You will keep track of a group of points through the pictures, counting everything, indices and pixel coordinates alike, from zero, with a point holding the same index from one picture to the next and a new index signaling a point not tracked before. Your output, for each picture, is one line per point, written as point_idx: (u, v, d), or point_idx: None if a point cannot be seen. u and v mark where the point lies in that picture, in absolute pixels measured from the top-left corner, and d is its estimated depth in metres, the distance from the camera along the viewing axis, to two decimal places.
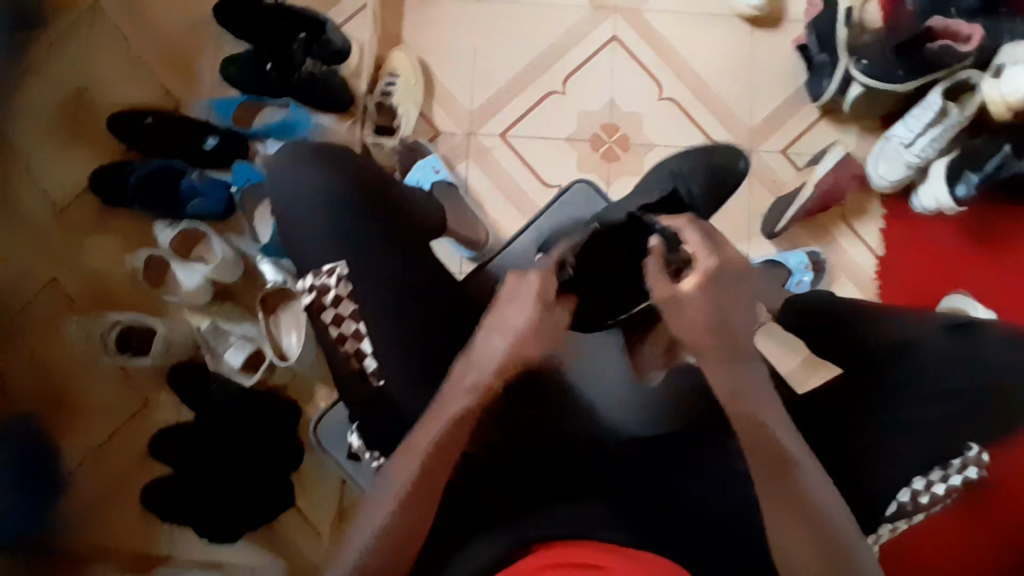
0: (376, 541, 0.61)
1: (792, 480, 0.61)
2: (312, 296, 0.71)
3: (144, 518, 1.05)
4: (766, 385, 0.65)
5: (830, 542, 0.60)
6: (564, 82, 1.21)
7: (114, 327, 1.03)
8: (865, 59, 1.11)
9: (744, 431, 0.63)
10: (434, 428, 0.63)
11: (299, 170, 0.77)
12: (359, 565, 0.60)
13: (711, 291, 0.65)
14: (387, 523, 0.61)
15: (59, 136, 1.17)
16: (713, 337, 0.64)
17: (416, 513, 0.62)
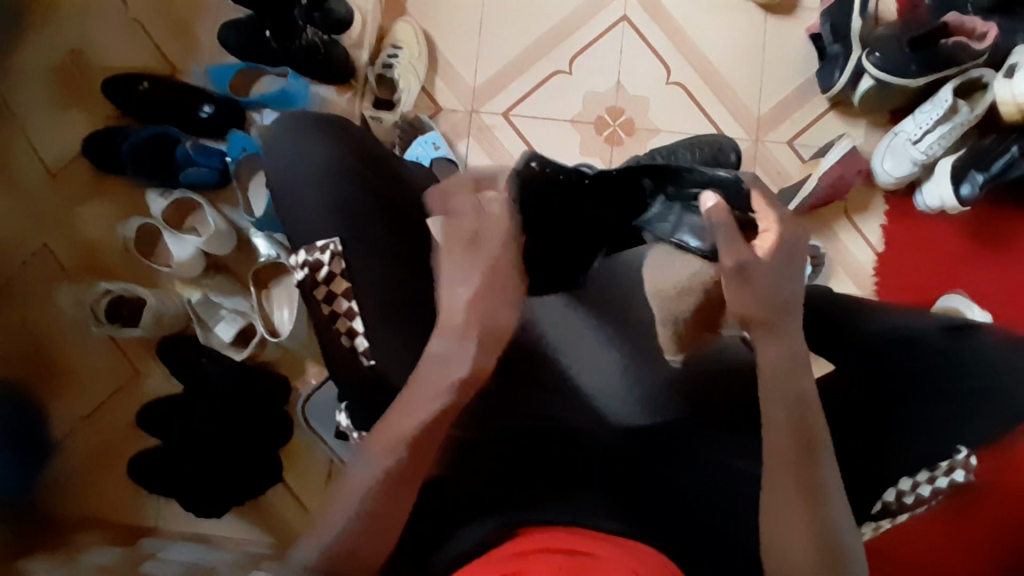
0: (353, 525, 0.57)
1: (811, 467, 0.54)
2: (304, 273, 0.68)
3: (133, 486, 1.06)
4: (802, 361, 0.58)
5: (829, 537, 0.53)
6: (570, 62, 1.19)
7: (104, 296, 1.03)
8: (878, 52, 1.08)
9: (769, 413, 0.57)
10: (414, 412, 0.60)
11: (297, 141, 0.73)
12: (335, 543, 0.57)
13: (765, 265, 0.58)
14: (363, 509, 0.57)
15: (53, 99, 1.14)
16: (753, 314, 0.58)
17: (397, 496, 0.58)
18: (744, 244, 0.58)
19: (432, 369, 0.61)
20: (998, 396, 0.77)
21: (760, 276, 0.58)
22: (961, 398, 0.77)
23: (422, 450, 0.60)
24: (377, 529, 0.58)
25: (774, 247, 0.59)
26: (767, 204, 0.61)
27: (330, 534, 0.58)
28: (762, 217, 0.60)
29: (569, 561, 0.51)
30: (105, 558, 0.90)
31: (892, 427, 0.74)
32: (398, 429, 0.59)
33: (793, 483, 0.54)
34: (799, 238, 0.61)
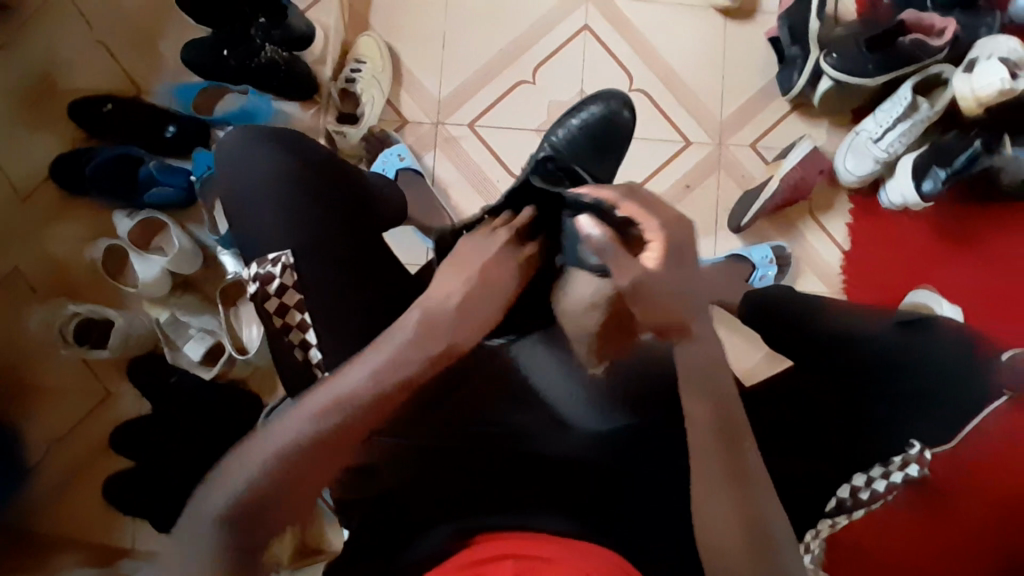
0: (256, 484, 0.46)
1: (743, 451, 0.54)
2: (257, 286, 0.68)
3: (105, 509, 1.05)
4: (723, 358, 0.58)
5: (756, 525, 0.50)
6: (534, 72, 1.20)
7: (72, 318, 1.03)
8: (835, 53, 1.09)
9: (698, 395, 0.56)
10: (365, 370, 0.49)
11: (249, 153, 0.74)
12: (228, 505, 0.45)
13: (660, 275, 0.58)
14: (276, 468, 0.46)
15: (19, 123, 1.15)
16: (664, 324, 0.57)
17: (322, 463, 0.47)
18: (636, 261, 0.58)
19: (399, 337, 0.52)
20: (952, 388, 0.78)
21: (658, 291, 0.57)
22: (916, 396, 0.77)
23: (363, 422, 0.49)
24: (284, 498, 0.46)
25: (664, 254, 0.58)
26: (643, 210, 0.61)
27: (224, 496, 0.46)
28: (646, 228, 0.60)
29: (519, 568, 0.51)
30: None
31: (846, 424, 0.76)
32: (341, 388, 0.48)
33: (716, 470, 0.52)
34: (687, 234, 0.61)
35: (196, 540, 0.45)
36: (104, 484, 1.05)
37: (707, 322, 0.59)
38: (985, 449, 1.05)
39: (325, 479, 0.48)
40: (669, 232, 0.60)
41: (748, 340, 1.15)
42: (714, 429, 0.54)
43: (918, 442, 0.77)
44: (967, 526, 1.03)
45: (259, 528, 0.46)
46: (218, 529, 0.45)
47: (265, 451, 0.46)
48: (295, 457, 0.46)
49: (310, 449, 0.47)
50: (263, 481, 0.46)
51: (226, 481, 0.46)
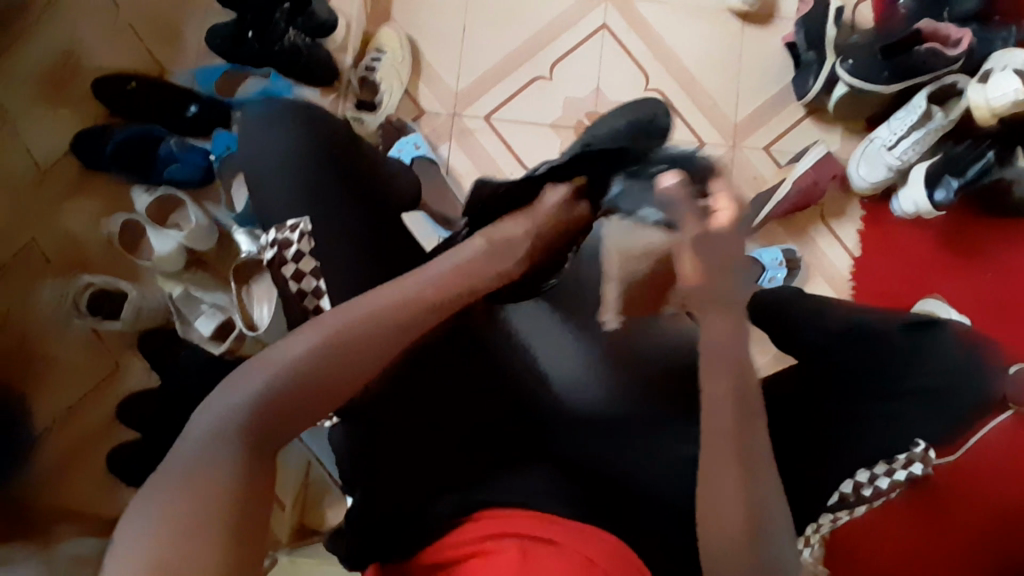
0: (310, 356, 0.49)
1: (757, 430, 0.54)
2: (274, 251, 0.70)
3: (108, 482, 1.06)
4: (745, 339, 0.59)
5: (760, 520, 0.50)
6: (551, 68, 1.21)
7: (85, 289, 1.05)
8: (851, 59, 1.11)
9: (717, 371, 0.56)
10: (377, 301, 0.53)
11: (270, 128, 0.76)
12: (284, 371, 0.48)
13: (715, 236, 0.66)
14: (332, 342, 0.50)
15: (44, 99, 1.17)
16: (702, 293, 0.62)
17: (332, 376, 0.49)
18: (704, 221, 0.67)
19: (418, 276, 0.57)
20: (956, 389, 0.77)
21: (713, 246, 0.65)
22: (919, 396, 0.76)
23: (375, 343, 0.52)
24: (291, 406, 0.47)
25: (728, 220, 0.67)
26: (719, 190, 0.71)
27: (232, 404, 0.46)
28: (717, 201, 0.70)
29: (519, 546, 0.53)
30: (81, 550, 0.90)
31: (851, 423, 0.75)
32: (380, 303, 0.53)
33: (731, 463, 0.52)
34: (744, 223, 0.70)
35: (207, 428, 0.44)
36: (108, 456, 1.06)
37: (732, 318, 0.60)
38: (991, 456, 1.04)
39: (334, 394, 0.50)
40: (727, 230, 0.67)
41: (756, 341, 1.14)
42: (734, 405, 0.54)
43: (923, 440, 0.76)
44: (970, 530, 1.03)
45: (302, 398, 0.48)
46: (225, 428, 0.44)
47: (278, 362, 0.48)
48: (310, 367, 0.48)
49: (324, 362, 0.49)
50: (284, 376, 0.47)
51: (234, 390, 0.47)
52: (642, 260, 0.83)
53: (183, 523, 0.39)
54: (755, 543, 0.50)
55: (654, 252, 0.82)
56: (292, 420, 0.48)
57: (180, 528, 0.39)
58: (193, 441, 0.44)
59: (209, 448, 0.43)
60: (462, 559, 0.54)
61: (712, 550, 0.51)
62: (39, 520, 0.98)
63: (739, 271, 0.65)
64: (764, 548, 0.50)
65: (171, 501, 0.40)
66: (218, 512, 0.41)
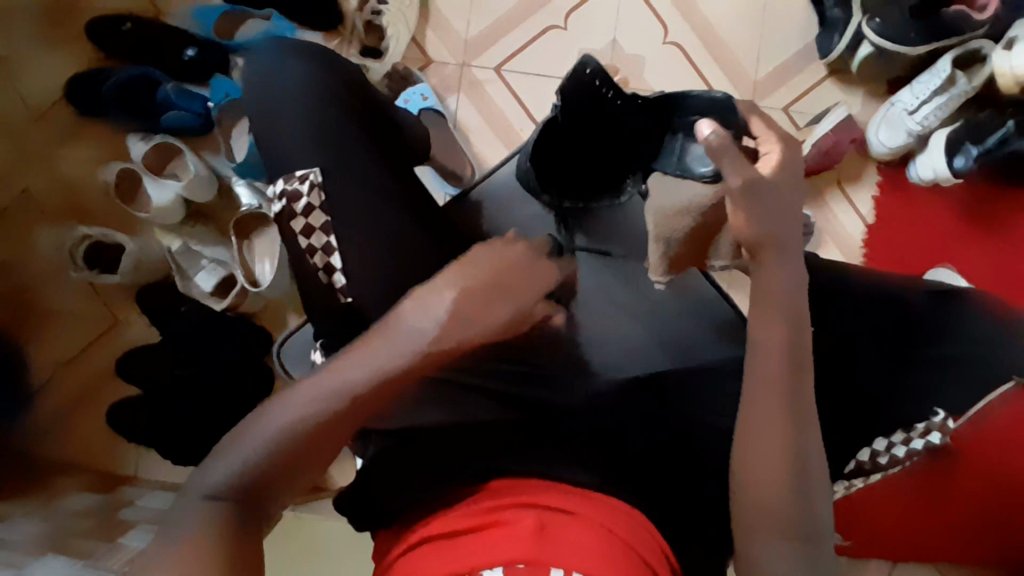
0: (299, 428, 0.50)
1: (804, 381, 0.55)
2: (283, 204, 0.66)
3: (111, 437, 1.05)
4: (803, 286, 0.58)
5: (798, 475, 0.52)
6: (566, 17, 1.16)
7: (83, 241, 1.01)
8: (879, 18, 1.05)
9: (770, 323, 0.56)
10: (359, 373, 0.51)
11: (279, 71, 0.71)
12: (274, 446, 0.49)
13: (770, 183, 0.57)
14: (320, 412, 0.50)
15: (33, 38, 1.11)
16: (760, 237, 0.56)
17: (317, 441, 0.50)
18: (749, 165, 0.57)
19: (400, 335, 0.53)
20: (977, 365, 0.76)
21: (766, 197, 0.57)
22: (941, 363, 0.77)
23: (360, 412, 0.51)
24: (279, 471, 0.49)
25: (778, 167, 0.58)
26: (766, 126, 0.62)
27: (228, 470, 0.49)
28: (763, 142, 0.61)
29: (538, 518, 0.53)
30: (82, 505, 0.89)
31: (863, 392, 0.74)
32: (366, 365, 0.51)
33: (771, 417, 0.53)
34: (799, 165, 0.60)
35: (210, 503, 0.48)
36: (109, 411, 1.04)
37: (792, 261, 0.58)
38: (992, 432, 1.00)
39: (335, 443, 0.51)
40: (784, 161, 0.59)
41: None
42: (787, 359, 0.55)
43: (942, 409, 0.79)
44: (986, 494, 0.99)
45: (301, 458, 0.50)
46: (218, 496, 0.48)
47: (259, 437, 0.49)
48: (295, 440, 0.50)
49: (311, 431, 0.50)
50: (278, 447, 0.49)
51: (232, 452, 0.49)
52: (679, 219, 0.65)
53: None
54: (798, 504, 0.51)
55: (696, 208, 0.64)
56: (293, 476, 0.50)
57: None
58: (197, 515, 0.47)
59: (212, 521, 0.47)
60: (479, 527, 0.53)
61: (753, 515, 0.52)
62: (41, 475, 0.97)
63: (796, 211, 0.58)
64: (803, 511, 0.51)
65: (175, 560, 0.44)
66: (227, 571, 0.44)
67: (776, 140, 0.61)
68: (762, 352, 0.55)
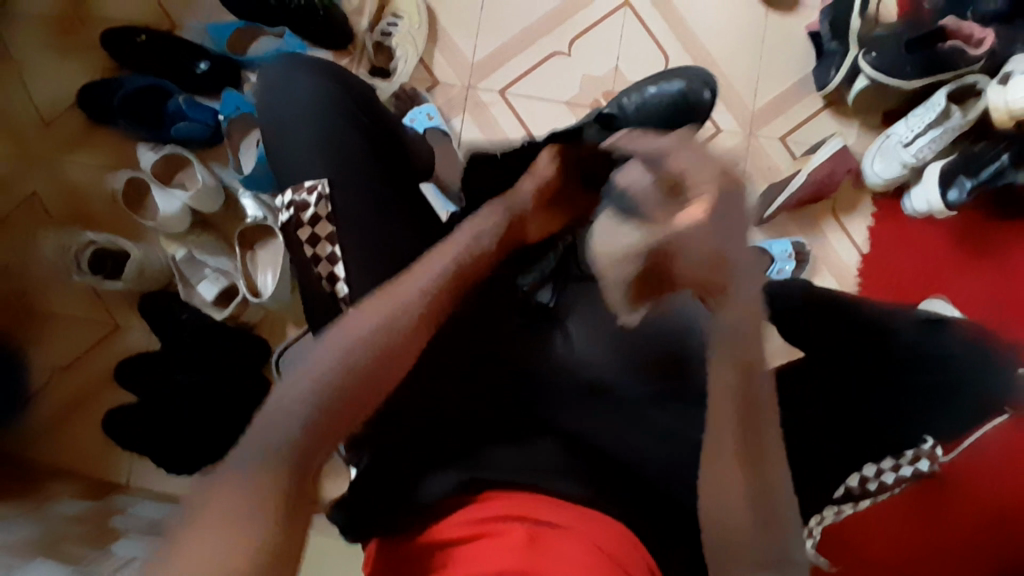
0: (361, 351, 0.51)
1: (759, 424, 0.54)
2: (291, 213, 0.69)
3: (104, 442, 1.05)
4: (756, 329, 0.56)
5: (760, 501, 0.52)
6: (570, 44, 1.19)
7: (87, 246, 1.03)
8: (875, 52, 1.09)
9: (720, 367, 0.55)
10: (430, 273, 0.58)
11: (296, 86, 0.73)
12: (337, 372, 0.50)
13: (700, 234, 0.58)
14: (381, 332, 0.53)
15: (50, 49, 1.13)
16: (711, 286, 0.58)
17: (406, 340, 0.54)
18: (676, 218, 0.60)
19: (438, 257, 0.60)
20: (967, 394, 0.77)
21: (689, 249, 0.59)
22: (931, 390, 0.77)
23: (411, 335, 0.54)
24: (367, 383, 0.51)
25: (709, 211, 0.58)
26: (694, 169, 0.60)
27: (284, 418, 0.47)
28: (693, 186, 0.59)
29: (528, 531, 0.54)
30: (74, 509, 0.89)
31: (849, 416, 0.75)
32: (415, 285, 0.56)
33: (727, 454, 0.53)
34: (735, 203, 0.58)
35: (268, 451, 0.46)
36: (105, 416, 1.05)
37: (750, 300, 0.56)
38: (986, 458, 1.02)
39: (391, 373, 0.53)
40: (715, 200, 0.58)
41: None
42: (738, 401, 0.54)
43: (931, 437, 0.79)
44: (972, 521, 1.00)
45: (364, 386, 0.51)
46: (299, 422, 0.47)
47: (323, 371, 0.49)
48: (357, 366, 0.50)
49: (372, 357, 0.52)
50: (341, 376, 0.50)
51: (288, 398, 0.48)
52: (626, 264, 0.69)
53: (253, 529, 0.43)
54: (765, 538, 0.52)
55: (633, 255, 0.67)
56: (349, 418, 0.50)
57: (243, 536, 0.42)
58: (251, 467, 0.45)
59: (265, 477, 0.45)
60: (471, 536, 0.55)
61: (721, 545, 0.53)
62: (34, 478, 0.97)
63: (741, 250, 0.58)
64: (771, 544, 0.51)
65: (227, 520, 0.43)
66: (287, 521, 0.44)
67: (704, 185, 0.59)
68: (713, 391, 0.55)
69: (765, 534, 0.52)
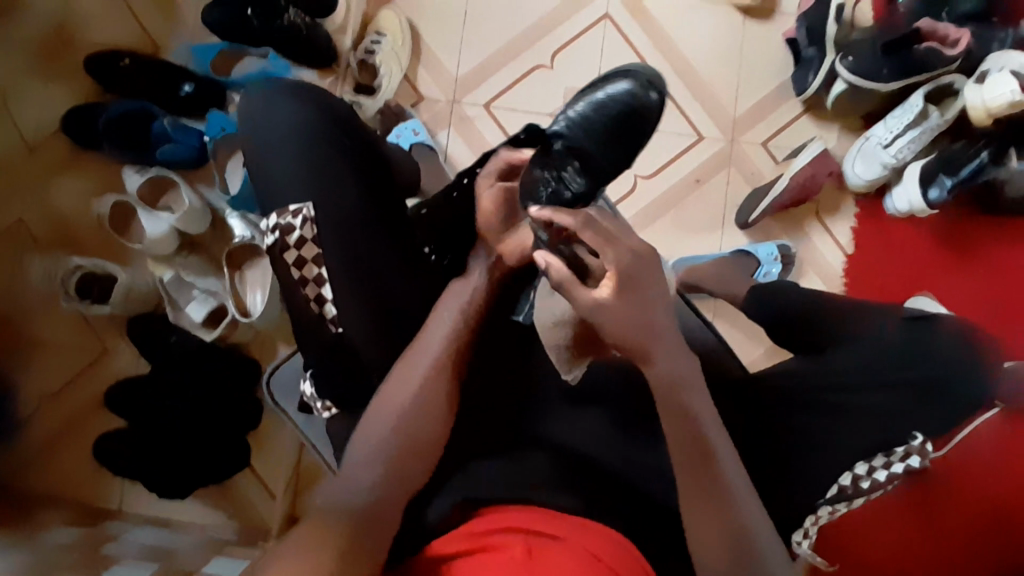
0: (408, 416, 0.61)
1: (708, 473, 0.56)
2: (275, 237, 0.68)
3: (97, 467, 1.04)
4: (695, 381, 0.59)
5: (738, 537, 0.55)
6: (552, 57, 1.20)
7: (75, 271, 1.02)
8: (852, 56, 1.11)
9: (671, 427, 0.58)
10: (436, 344, 0.64)
11: (278, 113, 0.72)
12: (391, 435, 0.59)
13: (611, 309, 0.58)
14: (417, 396, 0.61)
15: (32, 75, 1.13)
16: (654, 375, 0.58)
17: (440, 395, 0.63)
18: (587, 299, 0.58)
19: (445, 309, 0.67)
20: (963, 389, 0.76)
21: (615, 326, 0.58)
22: None
23: (440, 389, 0.63)
24: (417, 442, 0.60)
25: (617, 286, 0.58)
26: (601, 243, 0.59)
27: (355, 486, 0.57)
28: (602, 260, 0.59)
29: (525, 542, 0.53)
30: (68, 537, 0.88)
31: (840, 415, 0.76)
32: (434, 342, 0.64)
33: (693, 496, 0.56)
34: (644, 269, 0.59)
35: (357, 509, 0.55)
36: (95, 441, 1.03)
37: (676, 354, 0.59)
38: (980, 459, 1.02)
39: (439, 426, 0.62)
40: (623, 271, 0.58)
41: (752, 333, 1.14)
42: (691, 458, 0.57)
43: (921, 433, 0.76)
44: (967, 516, 1.00)
45: (414, 440, 0.60)
46: (369, 487, 0.57)
47: (378, 439, 0.59)
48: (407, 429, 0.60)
49: (416, 414, 0.61)
50: (394, 442, 0.59)
51: (356, 466, 0.58)
52: (557, 329, 0.70)
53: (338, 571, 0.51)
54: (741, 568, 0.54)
55: (566, 321, 0.69)
56: (410, 467, 0.59)
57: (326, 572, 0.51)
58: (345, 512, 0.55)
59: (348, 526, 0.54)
60: (470, 550, 0.54)
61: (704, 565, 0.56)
62: (24, 506, 0.95)
63: (658, 312, 0.59)
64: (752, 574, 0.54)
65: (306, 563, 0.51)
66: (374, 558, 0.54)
67: (611, 262, 0.58)
68: (672, 444, 0.58)
69: (763, 542, 0.55)
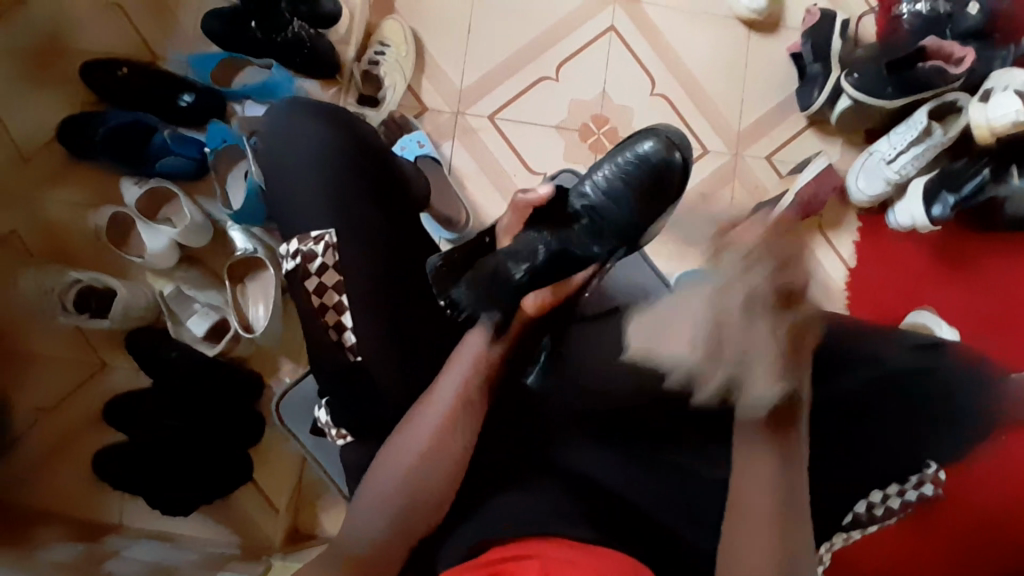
0: (414, 462, 0.61)
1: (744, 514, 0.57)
2: (298, 263, 0.67)
3: (96, 483, 1.02)
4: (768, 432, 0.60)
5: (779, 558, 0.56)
6: (557, 69, 1.19)
7: (74, 285, 1.00)
8: (857, 73, 1.11)
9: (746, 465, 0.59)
10: (449, 393, 0.64)
11: (300, 125, 0.72)
12: (398, 482, 0.60)
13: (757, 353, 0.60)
14: (424, 441, 0.62)
15: (29, 83, 1.10)
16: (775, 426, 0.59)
17: (452, 444, 0.63)
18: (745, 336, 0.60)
19: (460, 357, 0.67)
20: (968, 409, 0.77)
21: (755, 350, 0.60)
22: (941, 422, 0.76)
23: (451, 440, 0.63)
24: (426, 490, 0.61)
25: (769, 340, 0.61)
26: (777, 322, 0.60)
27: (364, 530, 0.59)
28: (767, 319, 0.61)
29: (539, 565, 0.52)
30: (69, 555, 0.86)
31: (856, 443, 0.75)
32: (448, 390, 0.64)
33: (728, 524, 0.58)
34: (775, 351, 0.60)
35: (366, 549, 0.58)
36: (94, 458, 1.02)
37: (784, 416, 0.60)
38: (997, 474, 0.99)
39: (450, 473, 0.62)
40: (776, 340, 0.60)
41: None
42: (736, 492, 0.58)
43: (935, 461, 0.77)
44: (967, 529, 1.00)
45: (421, 487, 0.61)
46: (380, 528, 0.59)
47: (385, 485, 0.61)
48: (413, 477, 0.61)
49: (423, 459, 0.61)
50: (401, 488, 0.60)
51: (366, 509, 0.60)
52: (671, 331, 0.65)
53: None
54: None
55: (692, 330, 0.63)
56: (418, 512, 0.60)
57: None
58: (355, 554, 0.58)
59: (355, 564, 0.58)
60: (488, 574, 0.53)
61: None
62: (21, 522, 0.93)
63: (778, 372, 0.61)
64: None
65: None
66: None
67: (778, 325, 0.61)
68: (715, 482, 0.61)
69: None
